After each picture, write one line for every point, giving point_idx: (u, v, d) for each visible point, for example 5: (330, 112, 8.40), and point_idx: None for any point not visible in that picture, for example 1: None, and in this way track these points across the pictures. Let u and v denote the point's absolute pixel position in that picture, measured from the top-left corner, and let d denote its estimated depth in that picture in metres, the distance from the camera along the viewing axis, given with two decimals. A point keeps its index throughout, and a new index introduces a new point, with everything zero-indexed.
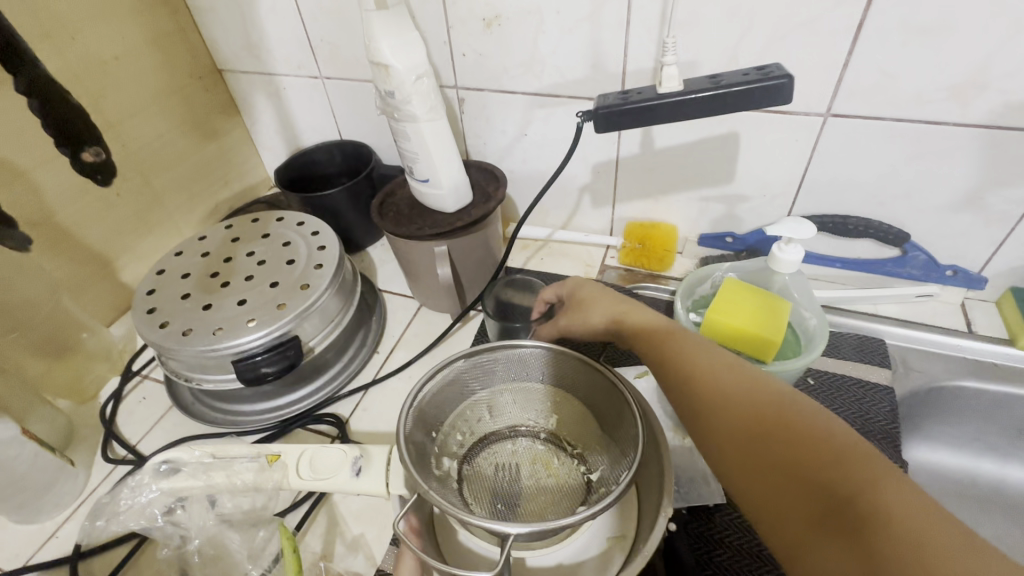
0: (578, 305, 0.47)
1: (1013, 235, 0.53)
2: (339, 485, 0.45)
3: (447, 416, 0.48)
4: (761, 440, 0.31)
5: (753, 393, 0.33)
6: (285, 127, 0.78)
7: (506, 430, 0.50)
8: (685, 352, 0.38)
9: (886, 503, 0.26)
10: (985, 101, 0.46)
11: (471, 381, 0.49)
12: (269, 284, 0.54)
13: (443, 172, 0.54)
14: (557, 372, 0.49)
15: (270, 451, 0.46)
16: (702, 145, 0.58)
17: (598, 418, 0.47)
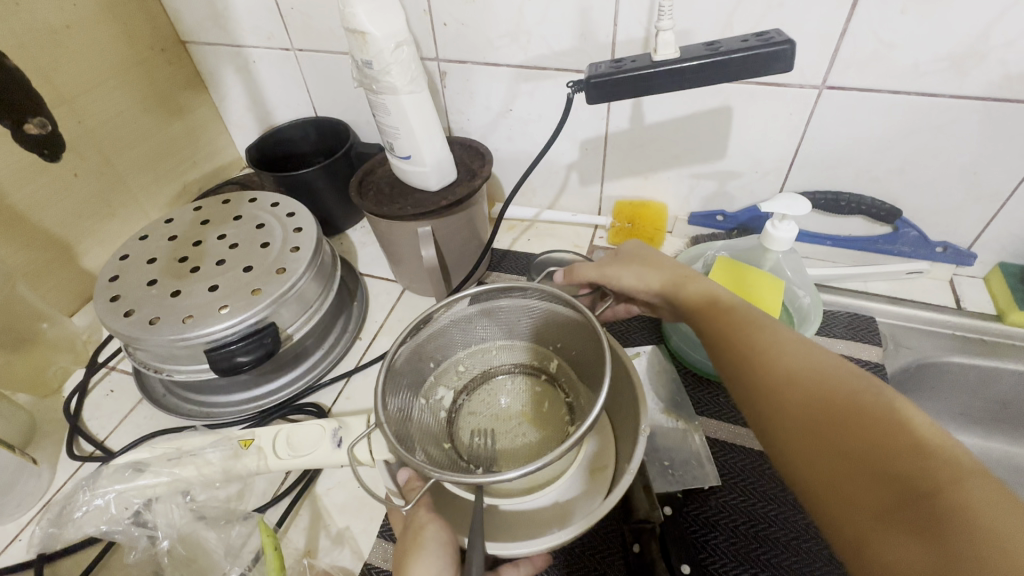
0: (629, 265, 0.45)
1: (1004, 210, 0.53)
2: (319, 459, 0.45)
3: (449, 345, 0.49)
4: (819, 422, 0.30)
5: (811, 372, 0.32)
6: (255, 103, 0.74)
7: (508, 365, 0.50)
8: (749, 325, 0.36)
9: (968, 498, 0.24)
10: (983, 72, 0.45)
11: (479, 317, 0.48)
12: (243, 269, 0.51)
13: (424, 148, 0.51)
14: (564, 325, 0.46)
15: (243, 436, 0.46)
16: (693, 119, 0.56)
17: (590, 373, 0.45)
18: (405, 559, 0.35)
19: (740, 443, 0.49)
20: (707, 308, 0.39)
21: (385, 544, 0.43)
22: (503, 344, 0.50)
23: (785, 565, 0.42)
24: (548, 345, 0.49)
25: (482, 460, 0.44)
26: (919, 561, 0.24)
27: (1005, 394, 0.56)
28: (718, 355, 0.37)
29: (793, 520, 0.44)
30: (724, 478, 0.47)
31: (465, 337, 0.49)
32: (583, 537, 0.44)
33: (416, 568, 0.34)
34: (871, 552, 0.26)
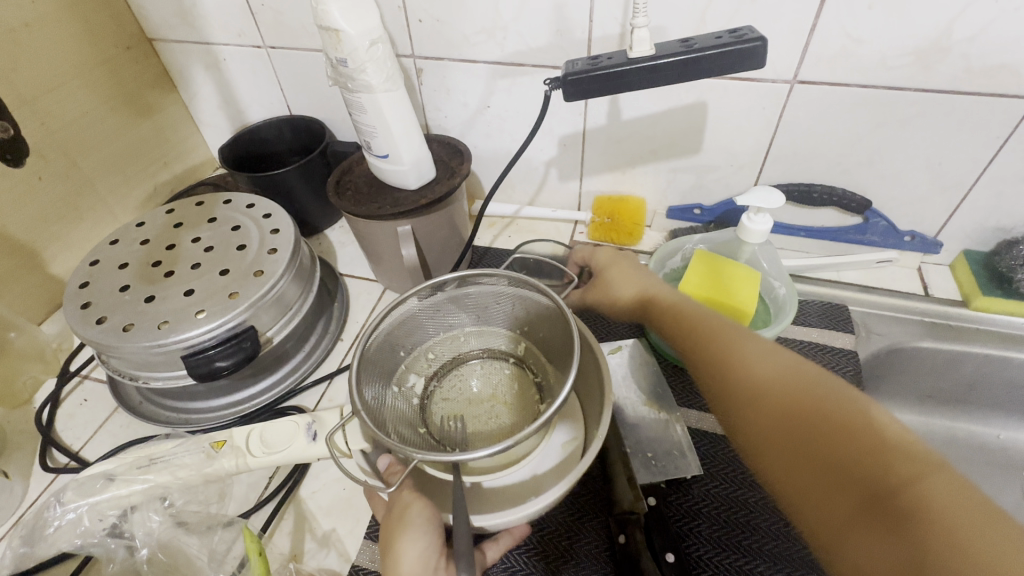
0: (611, 275, 0.48)
1: (967, 200, 0.55)
2: (296, 454, 0.44)
3: (418, 334, 0.48)
4: (789, 431, 0.31)
5: (788, 374, 0.33)
6: (227, 102, 0.72)
7: (477, 350, 0.50)
8: (716, 334, 0.38)
9: (931, 495, 0.26)
10: (946, 66, 0.46)
11: (446, 303, 0.48)
12: (219, 272, 0.50)
13: (401, 147, 0.50)
14: (533, 308, 0.47)
15: (216, 438, 0.44)
16: (670, 115, 0.56)
17: (558, 351, 0.46)
18: (392, 539, 0.36)
19: (720, 432, 0.50)
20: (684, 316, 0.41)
21: (372, 545, 0.43)
22: (473, 331, 0.50)
23: (765, 548, 0.44)
24: (515, 329, 0.50)
25: (456, 441, 0.43)
26: (891, 553, 0.25)
27: (970, 376, 0.58)
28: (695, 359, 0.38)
29: (770, 507, 0.46)
30: (705, 467, 0.48)
31: (434, 324, 0.49)
32: (568, 531, 0.45)
33: (405, 546, 0.35)
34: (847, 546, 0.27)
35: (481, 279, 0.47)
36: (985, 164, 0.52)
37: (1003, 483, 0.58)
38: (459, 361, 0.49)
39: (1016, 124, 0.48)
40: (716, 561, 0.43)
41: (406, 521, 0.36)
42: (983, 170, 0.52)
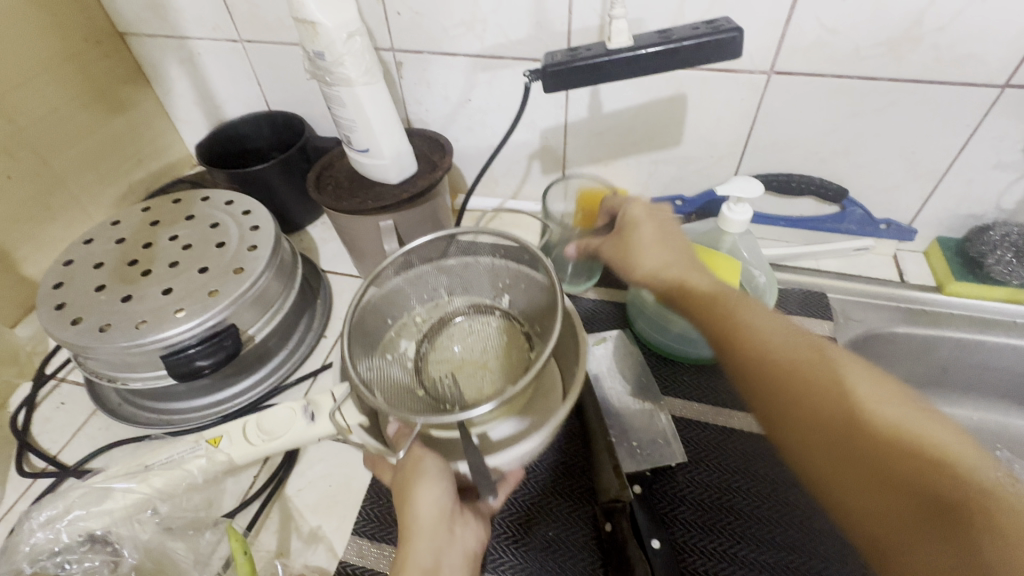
0: (642, 239, 0.45)
1: (940, 187, 0.56)
2: (297, 436, 0.44)
3: (404, 300, 0.49)
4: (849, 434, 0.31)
5: (843, 376, 0.33)
6: (203, 97, 0.71)
7: (464, 310, 0.50)
8: (761, 326, 0.37)
9: (996, 509, 0.26)
10: (918, 55, 0.47)
11: (428, 268, 0.49)
12: (197, 270, 0.49)
13: (382, 141, 0.50)
14: (515, 262, 0.48)
15: (211, 435, 0.44)
16: (651, 106, 0.57)
17: (538, 297, 0.47)
18: (405, 493, 0.37)
19: (703, 420, 0.51)
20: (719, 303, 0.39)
21: (360, 541, 0.43)
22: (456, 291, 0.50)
23: (748, 531, 0.44)
24: (496, 283, 0.50)
25: (452, 399, 0.42)
26: (945, 560, 0.26)
27: (946, 359, 0.59)
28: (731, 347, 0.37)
29: (753, 491, 0.46)
30: (690, 454, 0.49)
31: (419, 288, 0.50)
32: (555, 521, 0.45)
33: (421, 495, 0.37)
34: (905, 546, 0.27)
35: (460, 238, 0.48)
36: (956, 152, 0.53)
37: None
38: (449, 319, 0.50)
39: (984, 112, 0.50)
40: (702, 547, 0.43)
41: (417, 474, 0.38)
42: (955, 158, 0.54)
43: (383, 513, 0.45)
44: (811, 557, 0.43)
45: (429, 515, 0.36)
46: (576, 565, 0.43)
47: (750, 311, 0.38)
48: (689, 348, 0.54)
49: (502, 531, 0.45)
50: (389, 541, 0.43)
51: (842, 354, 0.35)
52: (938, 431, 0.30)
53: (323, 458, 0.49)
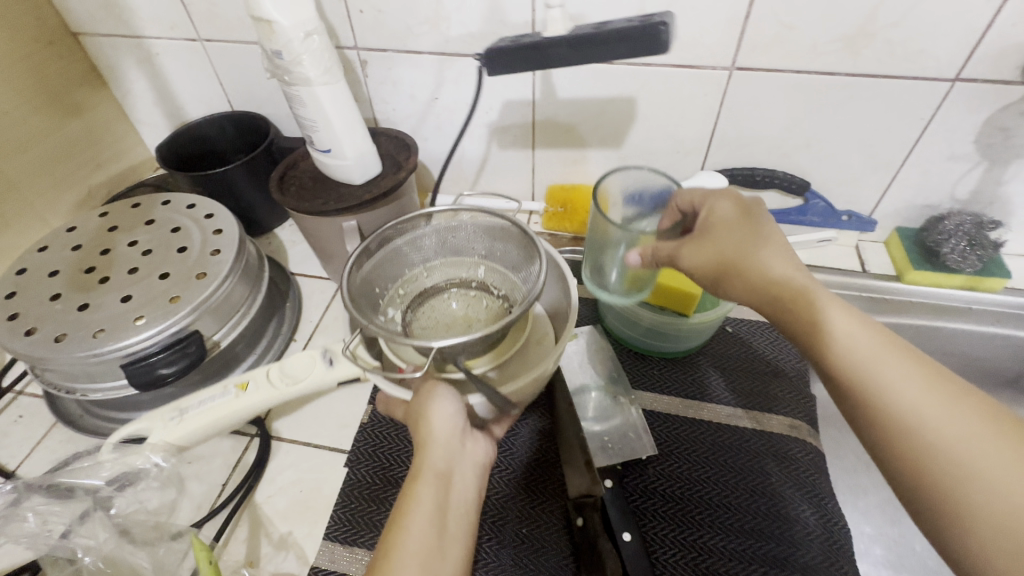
0: (738, 246, 0.37)
1: (897, 179, 0.58)
2: (319, 381, 0.44)
3: (391, 268, 0.49)
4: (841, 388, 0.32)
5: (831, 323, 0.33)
6: (164, 98, 0.69)
7: (443, 284, 0.51)
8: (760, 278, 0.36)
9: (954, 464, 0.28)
10: (872, 51, 0.49)
11: (410, 240, 0.50)
12: (158, 276, 0.48)
13: (346, 142, 0.49)
14: (493, 230, 0.50)
15: (239, 380, 0.44)
16: (617, 102, 0.57)
17: (516, 263, 0.49)
18: (419, 410, 0.38)
19: (675, 412, 0.52)
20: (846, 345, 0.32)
21: (332, 546, 0.43)
22: (435, 265, 0.51)
23: (719, 520, 0.45)
24: (472, 255, 0.51)
25: None
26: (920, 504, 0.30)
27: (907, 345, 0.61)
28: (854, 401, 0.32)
29: (724, 481, 0.47)
30: (661, 446, 0.50)
31: (400, 263, 0.50)
32: (528, 519, 0.45)
33: (436, 410, 0.38)
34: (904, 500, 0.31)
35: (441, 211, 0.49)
36: (911, 144, 0.55)
37: None
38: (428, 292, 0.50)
39: (935, 106, 0.51)
40: (674, 537, 0.44)
41: (430, 393, 0.39)
42: (910, 150, 0.55)
43: (355, 516, 0.44)
44: (781, 543, 0.44)
45: (443, 429, 0.37)
46: (550, 560, 0.43)
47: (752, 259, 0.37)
48: (660, 343, 0.55)
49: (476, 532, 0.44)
50: (362, 545, 0.43)
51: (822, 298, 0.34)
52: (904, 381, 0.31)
53: (294, 463, 0.48)
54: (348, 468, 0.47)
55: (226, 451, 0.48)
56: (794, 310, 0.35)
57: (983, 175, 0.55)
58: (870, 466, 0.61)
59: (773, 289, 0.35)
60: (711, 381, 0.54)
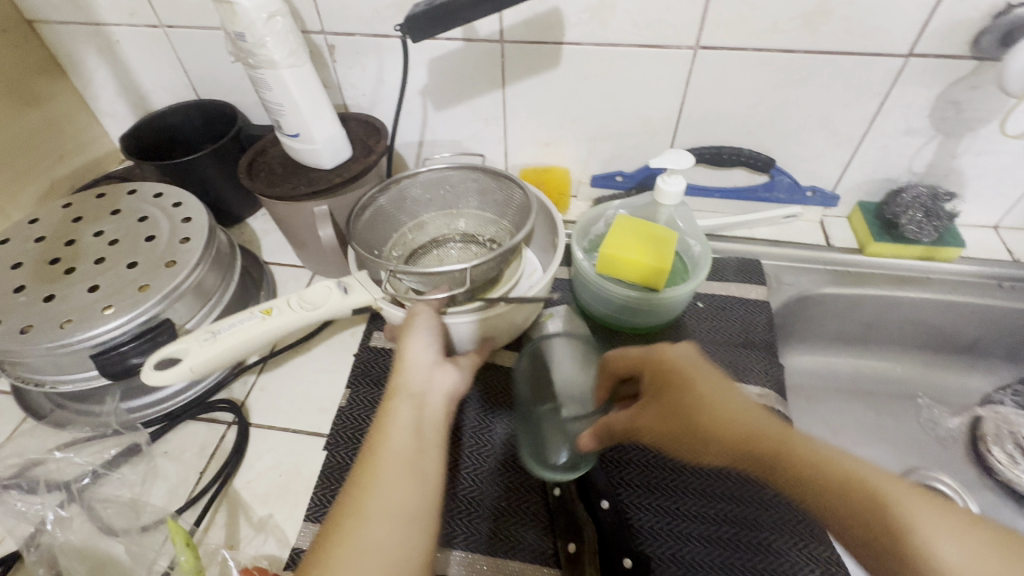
0: (701, 395, 0.37)
1: (857, 154, 0.60)
2: (338, 309, 0.44)
3: (382, 232, 0.54)
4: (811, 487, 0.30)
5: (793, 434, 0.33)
6: (127, 87, 0.68)
7: (429, 241, 0.58)
8: (703, 400, 0.37)
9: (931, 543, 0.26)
10: (829, 28, 0.50)
11: (396, 204, 0.55)
12: (126, 265, 0.48)
13: (314, 125, 0.49)
14: (469, 182, 0.56)
15: (263, 306, 0.42)
16: (585, 83, 0.58)
17: (493, 210, 0.57)
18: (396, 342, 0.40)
19: None
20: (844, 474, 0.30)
21: (312, 527, 0.43)
22: (419, 224, 0.58)
23: (691, 487, 0.47)
24: (449, 211, 0.58)
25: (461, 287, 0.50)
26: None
27: (870, 315, 0.63)
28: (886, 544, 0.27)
29: None
30: None
31: (389, 227, 0.55)
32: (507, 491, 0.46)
33: (413, 341, 0.40)
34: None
35: (422, 171, 0.55)
36: (869, 120, 0.56)
37: (902, 412, 0.65)
38: (422, 250, 0.57)
39: (892, 81, 0.53)
40: (648, 504, 0.45)
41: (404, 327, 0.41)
42: (868, 125, 0.57)
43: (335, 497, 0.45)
44: (751, 505, 0.46)
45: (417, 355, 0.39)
46: (528, 532, 0.44)
47: (702, 377, 0.38)
48: (633, 318, 0.56)
49: (457, 506, 0.45)
50: None
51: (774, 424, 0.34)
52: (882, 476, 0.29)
53: (273, 448, 0.48)
54: (327, 451, 0.47)
55: (203, 439, 0.48)
56: (766, 448, 0.33)
57: (938, 148, 0.57)
58: (836, 432, 0.63)
59: (727, 432, 0.35)
60: None
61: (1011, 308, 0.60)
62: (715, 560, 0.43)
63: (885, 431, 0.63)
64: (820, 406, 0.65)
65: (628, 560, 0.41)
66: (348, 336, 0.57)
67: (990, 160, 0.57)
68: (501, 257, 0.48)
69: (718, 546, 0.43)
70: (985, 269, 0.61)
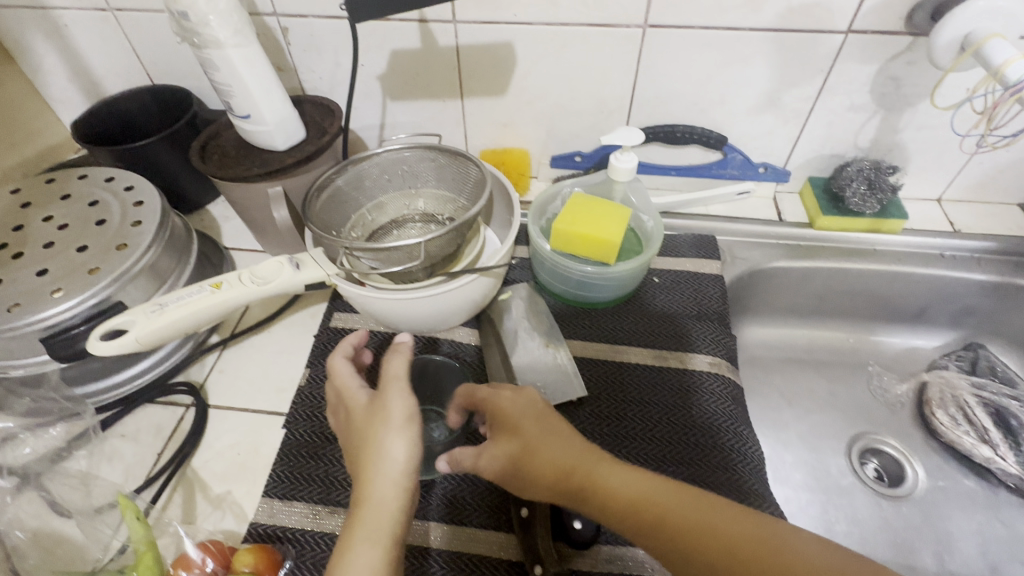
0: (533, 440, 0.38)
1: (805, 130, 0.61)
2: (290, 284, 0.44)
3: (339, 212, 0.55)
4: (637, 519, 0.34)
5: (613, 473, 0.36)
6: (78, 72, 0.66)
7: (390, 223, 0.58)
8: (535, 447, 0.38)
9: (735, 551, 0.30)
10: (771, 5, 0.51)
11: (352, 185, 0.55)
12: (76, 249, 0.47)
13: (264, 106, 0.49)
14: (426, 162, 0.57)
15: (213, 280, 0.42)
16: (539, 63, 0.59)
17: (451, 188, 0.57)
18: (372, 427, 0.37)
19: (603, 357, 0.55)
20: (645, 499, 0.34)
21: (269, 502, 0.43)
22: (381, 205, 0.58)
23: (642, 453, 0.48)
24: (409, 191, 0.59)
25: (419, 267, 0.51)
26: None
27: (821, 287, 0.66)
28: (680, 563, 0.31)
29: (648, 415, 0.51)
30: (590, 389, 0.52)
31: (347, 208, 0.56)
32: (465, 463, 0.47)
33: (391, 451, 0.36)
34: None
35: (376, 152, 0.55)
36: (814, 97, 0.58)
37: (853, 379, 0.67)
38: (381, 231, 0.58)
39: (833, 58, 0.54)
40: None
41: (387, 412, 0.37)
42: (814, 102, 0.58)
43: (293, 473, 0.45)
44: (699, 467, 0.48)
45: (401, 453, 0.36)
46: (485, 500, 0.45)
47: (535, 425, 0.39)
48: (588, 293, 0.57)
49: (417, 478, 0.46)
50: (301, 498, 0.44)
51: (593, 461, 0.37)
52: (689, 505, 0.33)
53: (232, 428, 0.49)
54: (286, 430, 0.48)
55: (162, 421, 0.49)
56: (582, 487, 0.36)
57: (881, 124, 0.59)
58: (790, 401, 0.65)
59: (557, 475, 0.37)
60: (637, 329, 0.57)
61: (952, 277, 0.62)
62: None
63: (836, 397, 0.66)
64: (775, 376, 0.67)
65: (579, 523, 0.43)
66: (308, 319, 0.57)
67: (931, 134, 0.60)
68: (459, 231, 0.49)
69: None
70: (927, 240, 0.63)
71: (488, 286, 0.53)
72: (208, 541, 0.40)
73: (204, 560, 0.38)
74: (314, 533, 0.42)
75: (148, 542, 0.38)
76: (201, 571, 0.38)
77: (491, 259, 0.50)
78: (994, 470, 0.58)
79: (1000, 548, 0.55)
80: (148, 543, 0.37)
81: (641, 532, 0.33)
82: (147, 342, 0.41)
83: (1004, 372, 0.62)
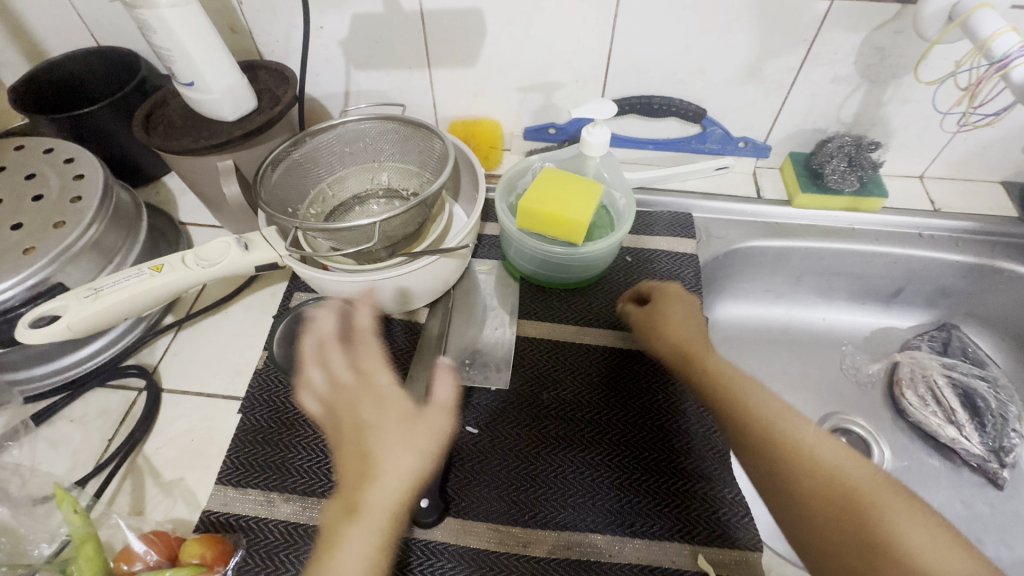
0: (669, 313, 0.49)
1: (787, 104, 0.59)
2: (238, 265, 0.42)
3: (296, 188, 0.52)
4: (717, 391, 0.42)
5: (722, 359, 0.45)
6: (15, 30, 0.61)
7: (352, 199, 0.55)
8: (669, 317, 0.49)
9: (796, 435, 0.37)
10: None
11: (310, 159, 0.52)
12: (12, 226, 0.45)
13: (209, 73, 0.46)
14: (388, 135, 0.54)
15: (154, 262, 0.40)
16: (509, 28, 0.55)
17: (415, 162, 0.54)
18: (398, 430, 0.35)
19: (571, 340, 0.53)
20: (733, 382, 0.42)
21: (222, 489, 0.42)
22: (342, 179, 0.55)
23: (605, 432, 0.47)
24: (371, 166, 0.56)
25: None
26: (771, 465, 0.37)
27: (797, 267, 0.64)
28: (743, 423, 0.39)
29: (608, 399, 0.49)
30: (558, 374, 0.51)
31: (304, 183, 0.53)
32: None
33: (401, 469, 0.33)
34: (762, 461, 0.37)
35: (334, 122, 0.52)
36: (797, 68, 0.55)
37: (825, 359, 0.67)
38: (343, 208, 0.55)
39: (818, 26, 0.51)
40: (566, 454, 0.46)
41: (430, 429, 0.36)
42: (796, 75, 0.56)
43: (247, 459, 0.44)
44: (664, 453, 0.47)
45: (404, 469, 0.34)
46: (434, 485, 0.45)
47: (682, 304, 0.50)
48: (558, 272, 0.56)
49: None
50: (254, 485, 0.42)
51: (707, 350, 0.46)
52: (769, 398, 0.40)
53: (185, 413, 0.47)
54: (241, 415, 0.46)
55: (113, 405, 0.47)
56: (692, 355, 0.46)
57: (864, 97, 0.57)
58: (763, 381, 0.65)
59: (674, 345, 0.47)
60: (606, 310, 0.55)
61: (930, 258, 0.61)
62: (633, 485, 0.45)
63: (809, 376, 0.65)
64: (749, 356, 0.67)
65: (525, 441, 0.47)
66: (268, 298, 0.55)
67: (914, 109, 0.57)
68: (420, 210, 0.47)
69: (629, 492, 0.44)
70: (907, 219, 0.62)
71: (450, 267, 0.51)
72: (158, 531, 0.40)
73: (148, 552, 0.38)
74: (268, 521, 0.41)
75: (87, 534, 0.37)
76: (144, 564, 0.37)
77: (453, 239, 0.48)
78: (959, 450, 0.58)
79: (959, 527, 0.56)
80: (86, 534, 0.37)
81: (716, 397, 0.42)
82: (83, 326, 0.39)
83: (976, 353, 0.62)
